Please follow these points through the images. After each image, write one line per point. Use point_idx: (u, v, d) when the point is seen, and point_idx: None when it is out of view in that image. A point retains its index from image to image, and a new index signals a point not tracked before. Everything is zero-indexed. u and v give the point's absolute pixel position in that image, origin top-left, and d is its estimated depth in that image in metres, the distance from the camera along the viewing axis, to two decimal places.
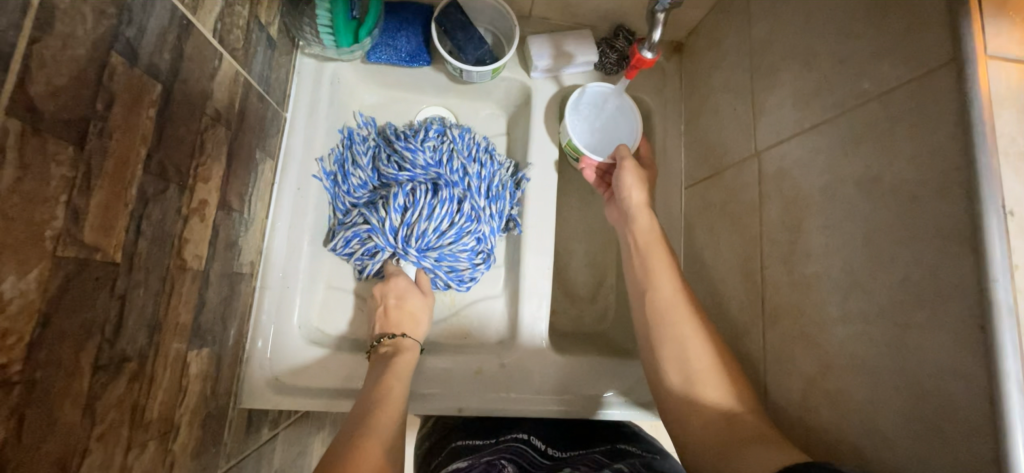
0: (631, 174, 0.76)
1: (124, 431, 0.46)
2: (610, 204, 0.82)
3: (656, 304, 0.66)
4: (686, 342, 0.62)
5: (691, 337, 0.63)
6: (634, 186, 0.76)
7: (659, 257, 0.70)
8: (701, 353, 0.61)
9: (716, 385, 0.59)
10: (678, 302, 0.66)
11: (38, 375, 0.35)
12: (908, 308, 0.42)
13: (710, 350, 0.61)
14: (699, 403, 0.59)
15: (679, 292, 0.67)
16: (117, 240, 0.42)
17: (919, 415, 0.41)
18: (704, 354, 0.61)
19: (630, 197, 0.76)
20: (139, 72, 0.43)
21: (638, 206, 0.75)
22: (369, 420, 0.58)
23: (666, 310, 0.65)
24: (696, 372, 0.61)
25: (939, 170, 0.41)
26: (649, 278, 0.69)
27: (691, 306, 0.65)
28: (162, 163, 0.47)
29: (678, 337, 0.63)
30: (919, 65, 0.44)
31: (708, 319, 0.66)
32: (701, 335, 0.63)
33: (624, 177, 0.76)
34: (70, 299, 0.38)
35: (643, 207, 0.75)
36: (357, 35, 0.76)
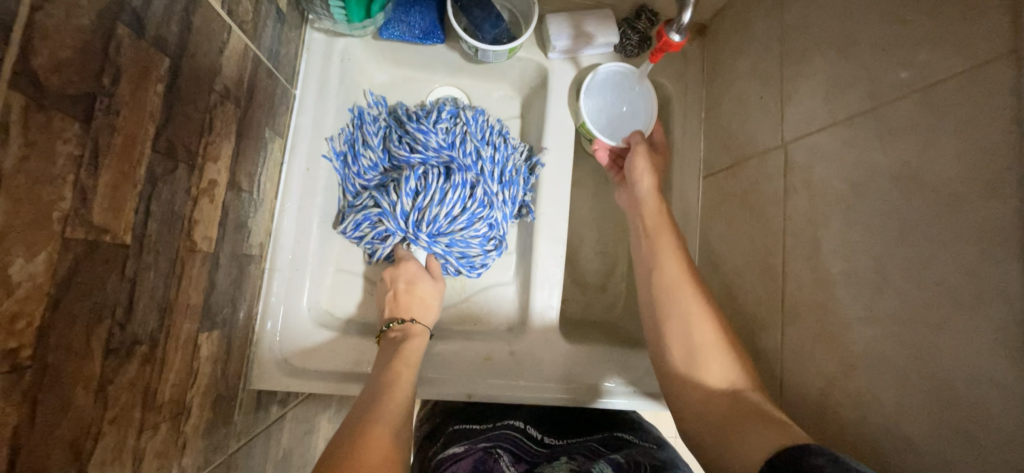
0: (643, 159, 0.74)
1: (137, 413, 0.45)
2: (620, 189, 0.79)
3: (665, 283, 0.65)
4: (690, 320, 0.61)
5: (697, 318, 0.61)
6: (645, 171, 0.74)
7: (668, 238, 0.69)
8: (706, 332, 0.60)
9: (716, 361, 0.58)
10: (684, 283, 0.64)
11: (49, 360, 0.35)
12: (946, 312, 0.41)
13: (713, 331, 0.60)
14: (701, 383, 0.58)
15: (687, 274, 0.65)
16: (126, 221, 0.41)
17: (950, 422, 0.40)
18: (707, 335, 0.60)
19: (641, 180, 0.74)
20: (146, 44, 0.41)
21: (647, 191, 0.73)
22: (378, 405, 0.58)
23: (676, 288, 0.64)
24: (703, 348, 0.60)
25: (989, 170, 0.39)
26: (656, 261, 0.67)
27: (698, 283, 0.64)
28: (171, 141, 0.46)
29: (681, 314, 0.62)
30: (973, 57, 0.42)
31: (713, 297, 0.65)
32: (708, 314, 0.62)
33: (636, 163, 0.74)
34: (80, 281, 0.37)
35: (652, 193, 0.73)
36: (369, 10, 0.72)
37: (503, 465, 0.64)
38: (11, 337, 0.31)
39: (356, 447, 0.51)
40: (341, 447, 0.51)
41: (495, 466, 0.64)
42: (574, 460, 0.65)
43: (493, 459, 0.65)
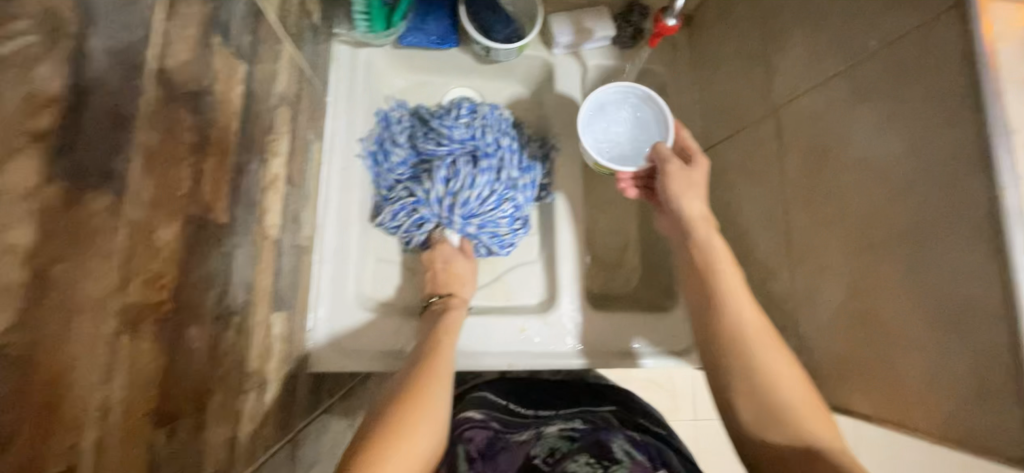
0: (675, 180, 0.72)
1: (230, 378, 0.51)
2: (661, 214, 0.77)
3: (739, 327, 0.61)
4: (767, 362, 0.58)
5: (778, 364, 0.58)
6: (693, 198, 0.72)
7: (732, 277, 0.65)
8: (788, 379, 0.57)
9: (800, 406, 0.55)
10: (760, 327, 0.61)
11: (175, 317, 0.41)
12: (927, 226, 0.48)
13: (796, 375, 0.58)
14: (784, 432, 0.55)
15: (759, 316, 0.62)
16: (222, 204, 0.47)
17: (943, 314, 0.47)
18: (789, 381, 0.57)
19: (688, 209, 0.71)
20: (230, 51, 0.47)
21: (700, 227, 0.70)
22: (415, 383, 0.64)
23: (749, 332, 0.60)
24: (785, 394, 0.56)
25: (949, 101, 0.47)
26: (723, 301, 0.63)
27: (762, 327, 0.61)
28: (247, 137, 0.52)
29: (757, 357, 0.59)
30: (926, 11, 0.50)
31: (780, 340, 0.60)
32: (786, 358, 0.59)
33: (671, 184, 0.72)
34: (196, 251, 0.43)
35: (703, 220, 0.70)
36: (390, 20, 0.81)
37: (511, 441, 0.80)
38: (154, 294, 0.38)
39: (398, 440, 0.57)
40: (389, 425, 0.58)
41: (503, 444, 0.79)
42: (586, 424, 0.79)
43: (502, 441, 0.80)
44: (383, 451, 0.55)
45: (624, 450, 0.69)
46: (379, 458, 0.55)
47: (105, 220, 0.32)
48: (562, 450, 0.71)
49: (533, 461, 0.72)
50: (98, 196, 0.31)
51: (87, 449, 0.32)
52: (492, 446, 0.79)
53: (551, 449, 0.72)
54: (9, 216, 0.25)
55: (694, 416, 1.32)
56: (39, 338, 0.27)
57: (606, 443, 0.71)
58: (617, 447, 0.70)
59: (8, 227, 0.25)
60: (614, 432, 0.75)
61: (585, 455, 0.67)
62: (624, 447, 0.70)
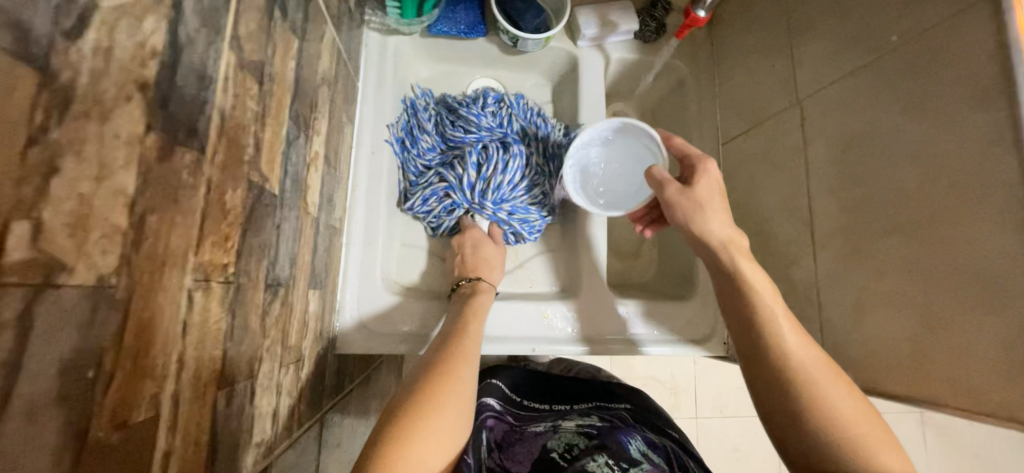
0: (682, 206, 0.68)
1: (278, 348, 0.52)
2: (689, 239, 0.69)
3: (804, 369, 0.53)
4: (836, 409, 0.51)
5: (845, 403, 0.51)
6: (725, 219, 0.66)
7: (784, 315, 0.57)
8: (860, 431, 0.50)
9: (879, 462, 0.48)
10: (826, 369, 0.53)
11: (239, 281, 0.41)
12: (958, 207, 0.50)
13: (872, 425, 0.50)
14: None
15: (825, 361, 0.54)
16: (276, 176, 0.48)
17: (974, 292, 0.48)
18: (863, 431, 0.50)
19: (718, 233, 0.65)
20: (286, 26, 0.49)
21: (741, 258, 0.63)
22: (448, 363, 0.64)
23: (815, 377, 0.52)
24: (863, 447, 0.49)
25: (982, 87, 0.48)
26: (778, 338, 0.55)
27: (816, 361, 0.53)
28: (296, 113, 0.53)
29: (824, 404, 0.51)
30: (958, 2, 0.52)
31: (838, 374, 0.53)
32: (860, 406, 0.51)
33: (678, 212, 0.68)
34: (255, 219, 0.44)
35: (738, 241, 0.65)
36: (421, 9, 0.81)
37: (528, 434, 0.80)
38: (225, 253, 0.38)
39: (433, 418, 0.57)
40: (420, 401, 0.58)
41: (520, 435, 0.79)
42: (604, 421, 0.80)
43: (520, 432, 0.80)
44: (416, 427, 0.55)
45: (640, 450, 0.70)
46: (415, 435, 0.55)
47: (189, 176, 0.32)
48: (580, 446, 0.72)
49: (551, 456, 0.72)
50: (185, 151, 0.32)
51: (166, 399, 0.32)
52: (509, 435, 0.79)
53: (568, 445, 0.73)
54: (121, 159, 0.26)
55: (695, 413, 1.34)
56: (135, 281, 0.28)
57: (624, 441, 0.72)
58: (634, 447, 0.70)
59: (119, 170, 0.26)
60: (631, 430, 0.76)
61: (603, 454, 0.67)
62: (642, 447, 0.71)
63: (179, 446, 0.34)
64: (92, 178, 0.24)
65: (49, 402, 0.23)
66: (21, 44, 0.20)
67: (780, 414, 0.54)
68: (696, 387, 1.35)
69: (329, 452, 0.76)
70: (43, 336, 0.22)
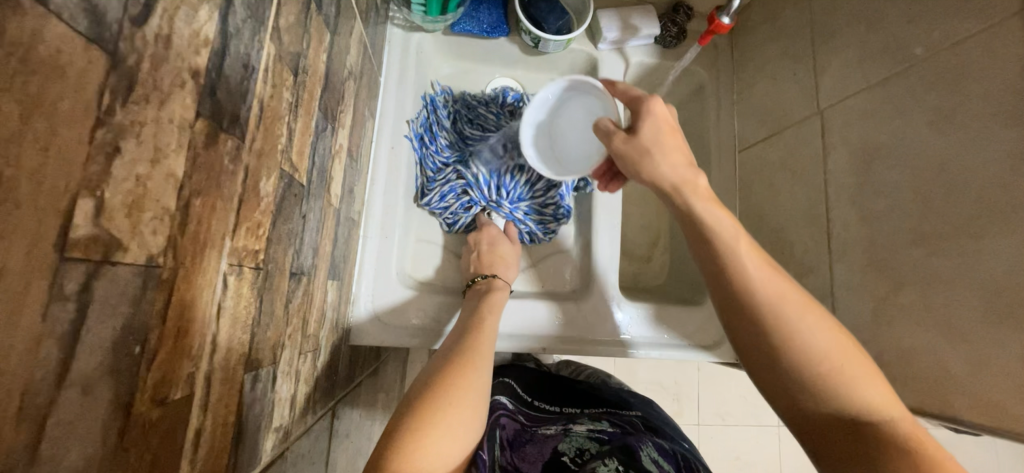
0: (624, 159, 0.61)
1: (298, 337, 0.52)
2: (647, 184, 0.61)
3: (776, 309, 0.51)
4: (810, 341, 0.50)
5: (814, 336, 0.50)
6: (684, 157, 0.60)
7: (750, 252, 0.54)
8: (834, 357, 0.49)
9: (855, 392, 0.48)
10: (796, 302, 0.51)
11: (268, 267, 0.42)
12: (983, 221, 0.50)
13: (848, 351, 0.50)
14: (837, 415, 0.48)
15: (795, 295, 0.52)
16: (305, 165, 0.49)
17: (997, 307, 0.48)
18: (836, 358, 0.49)
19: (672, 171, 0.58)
20: (320, 19, 0.49)
21: (701, 199, 0.57)
22: (464, 357, 0.65)
23: (787, 314, 0.51)
24: (842, 376, 0.48)
25: (1012, 103, 0.48)
26: (748, 282, 0.52)
27: (781, 298, 0.51)
28: (325, 104, 0.54)
29: (793, 341, 0.50)
30: (990, 17, 0.52)
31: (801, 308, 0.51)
32: (833, 333, 0.50)
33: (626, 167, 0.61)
34: (285, 207, 0.45)
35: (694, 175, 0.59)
36: (445, 7, 0.82)
37: (538, 436, 0.80)
38: (257, 240, 0.39)
39: (450, 411, 0.58)
40: (436, 395, 0.59)
41: (530, 436, 0.80)
42: (615, 426, 0.80)
43: (530, 433, 0.80)
44: (432, 418, 0.56)
45: (652, 457, 0.70)
46: (431, 426, 0.55)
47: (230, 162, 0.33)
48: (591, 451, 0.72)
49: (562, 459, 0.73)
50: (227, 137, 0.33)
51: (200, 379, 0.32)
52: (519, 436, 0.79)
53: (580, 450, 0.73)
54: (172, 143, 0.27)
55: (698, 419, 1.34)
56: (179, 262, 0.28)
57: (635, 448, 0.72)
58: (646, 454, 0.70)
59: (171, 153, 0.27)
60: (643, 437, 0.76)
61: (614, 460, 0.67)
62: (653, 455, 0.71)
63: (210, 426, 0.35)
64: (147, 160, 0.25)
65: (100, 376, 0.23)
66: (96, 28, 0.21)
67: (757, 354, 0.52)
68: (700, 394, 1.35)
69: (339, 442, 0.77)
70: (100, 311, 0.23)
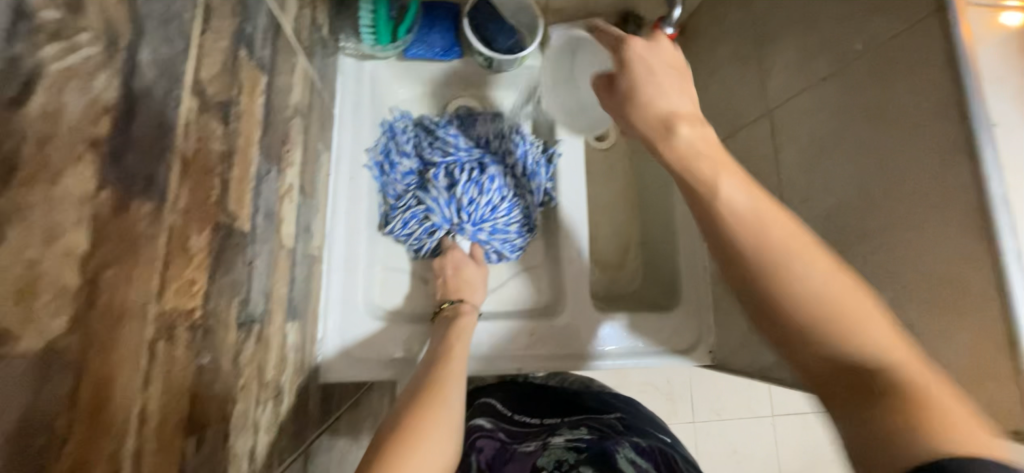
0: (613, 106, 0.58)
1: (254, 387, 0.51)
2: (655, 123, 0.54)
3: (767, 251, 0.44)
4: (803, 284, 0.42)
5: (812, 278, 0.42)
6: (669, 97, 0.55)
7: (737, 183, 0.48)
8: (832, 306, 0.41)
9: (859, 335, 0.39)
10: (757, 219, 0.45)
11: (208, 323, 0.41)
12: (920, 216, 0.51)
13: (823, 271, 0.42)
14: (847, 359, 0.39)
15: (756, 205, 0.46)
16: (246, 212, 0.48)
17: (942, 300, 0.49)
18: (833, 301, 0.41)
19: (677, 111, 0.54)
20: (252, 63, 0.49)
21: (681, 152, 0.51)
22: (430, 390, 0.64)
23: (751, 228, 0.45)
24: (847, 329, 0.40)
25: (934, 100, 0.50)
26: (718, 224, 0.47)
27: (757, 243, 0.44)
28: (266, 145, 0.53)
29: (788, 280, 0.42)
30: (908, 16, 0.53)
31: (776, 246, 0.44)
32: (829, 269, 0.42)
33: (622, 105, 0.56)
34: (224, 259, 0.44)
35: (694, 121, 0.53)
36: (393, 33, 0.83)
37: (519, 453, 0.81)
38: (191, 297, 0.38)
39: (418, 446, 0.56)
40: (404, 430, 0.58)
41: (512, 453, 0.81)
42: (593, 432, 0.79)
43: (510, 451, 0.81)
44: (401, 453, 0.55)
45: (628, 458, 0.72)
46: (399, 461, 0.54)
47: (147, 227, 0.32)
48: (570, 461, 0.72)
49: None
50: (141, 202, 0.32)
51: (128, 453, 0.31)
52: (501, 456, 0.81)
53: (559, 462, 0.73)
54: (71, 218, 0.26)
55: (692, 417, 1.34)
56: (91, 338, 0.28)
57: (611, 451, 0.73)
58: (622, 457, 0.72)
59: (70, 229, 0.26)
60: (619, 439, 0.76)
61: None
62: (630, 456, 0.73)
63: None
64: (39, 241, 0.24)
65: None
66: None
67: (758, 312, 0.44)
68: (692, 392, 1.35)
69: None
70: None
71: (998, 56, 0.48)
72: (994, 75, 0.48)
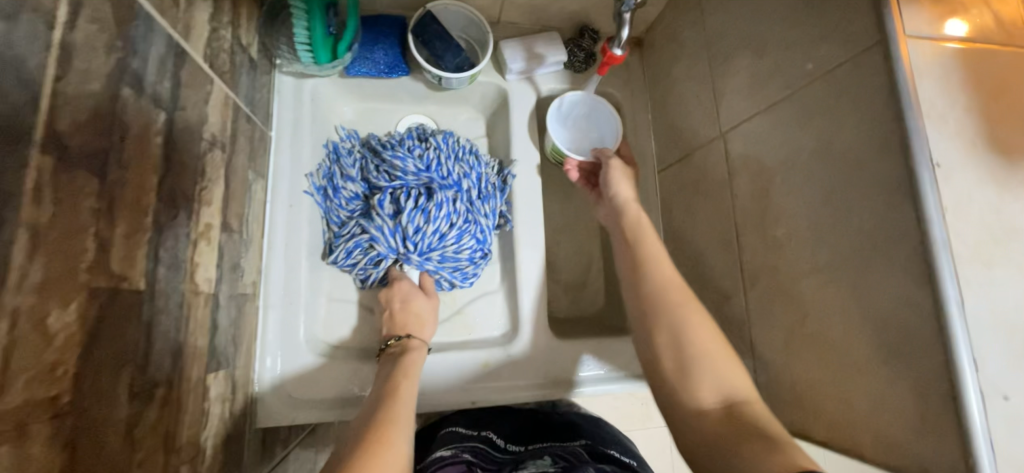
0: (616, 170, 0.76)
1: (160, 457, 0.46)
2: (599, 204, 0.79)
3: (663, 293, 0.59)
4: (690, 337, 0.55)
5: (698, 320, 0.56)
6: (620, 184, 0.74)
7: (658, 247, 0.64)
8: (723, 365, 0.53)
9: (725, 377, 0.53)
10: (669, 285, 0.59)
11: (84, 405, 0.36)
12: (865, 254, 0.50)
13: (696, 309, 0.57)
14: (741, 419, 0.49)
15: (675, 275, 0.61)
16: (140, 268, 0.43)
17: (884, 342, 0.48)
18: (706, 342, 0.55)
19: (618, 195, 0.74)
20: (145, 101, 0.44)
21: (638, 222, 0.69)
22: (375, 429, 0.59)
23: (660, 283, 0.60)
24: (710, 359, 0.54)
25: (878, 135, 0.48)
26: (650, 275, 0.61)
27: (672, 288, 0.59)
28: (171, 189, 0.48)
29: (681, 321, 0.56)
30: (854, 46, 0.51)
31: (682, 292, 0.59)
32: (713, 331, 0.56)
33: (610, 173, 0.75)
34: (107, 328, 0.39)
35: (632, 203, 0.72)
36: (334, 51, 0.78)
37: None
38: (54, 384, 0.33)
39: None
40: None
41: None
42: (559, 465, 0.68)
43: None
44: None
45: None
46: None
47: None
48: None
49: None
50: None
51: None
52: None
53: None
54: None
55: None
56: None
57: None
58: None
59: None
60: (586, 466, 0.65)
61: None
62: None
63: None
64: None
65: None
66: None
67: (657, 338, 0.57)
68: None
69: None
70: None
71: (938, 91, 0.47)
72: (937, 112, 0.46)
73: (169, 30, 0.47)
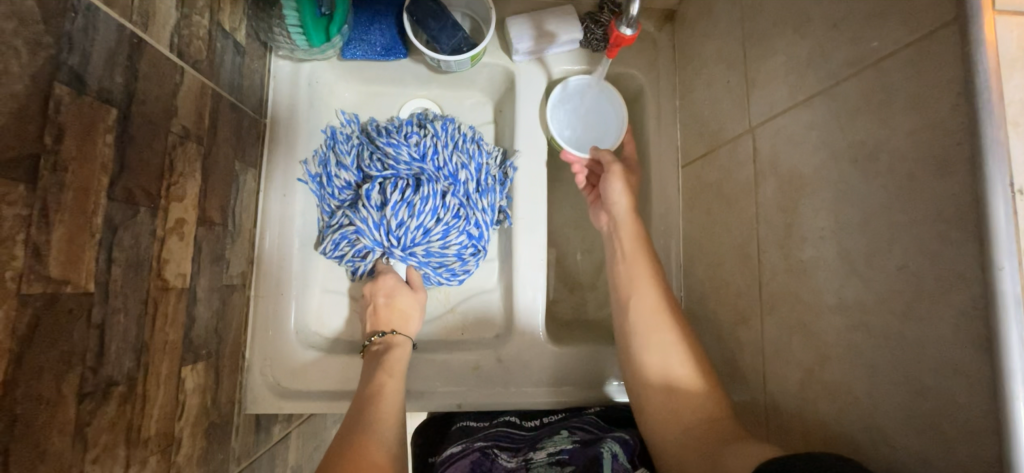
0: (619, 180, 0.73)
1: (121, 451, 0.48)
2: (596, 208, 0.77)
3: (651, 312, 0.63)
4: (671, 366, 0.60)
5: (676, 341, 0.61)
6: (620, 192, 0.72)
7: (652, 265, 0.67)
8: (694, 397, 0.57)
9: (697, 396, 0.57)
10: (660, 312, 0.63)
11: (18, 411, 0.37)
12: (908, 298, 0.39)
13: (679, 331, 0.62)
14: (712, 432, 0.53)
15: (667, 299, 0.65)
16: (88, 271, 0.43)
17: (922, 411, 0.38)
18: (683, 358, 0.60)
19: (618, 204, 0.72)
20: (89, 98, 0.42)
21: (636, 239, 0.69)
22: (353, 430, 0.57)
23: (650, 304, 0.64)
24: (687, 380, 0.58)
25: (939, 148, 0.37)
26: (639, 297, 0.65)
27: (668, 309, 0.63)
28: (129, 187, 0.47)
29: (662, 338, 0.61)
30: (918, 25, 0.39)
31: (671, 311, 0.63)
32: (694, 361, 0.59)
33: (611, 182, 0.73)
34: (43, 334, 0.38)
35: (630, 214, 0.71)
36: (328, 32, 0.73)
37: (500, 465, 0.62)
38: None
39: None
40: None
41: (493, 467, 0.62)
42: (577, 436, 0.63)
43: (490, 460, 0.63)
44: None
45: (612, 455, 0.57)
46: None
47: None
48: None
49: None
50: None
51: None
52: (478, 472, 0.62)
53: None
54: None
55: None
56: None
57: (595, 455, 0.57)
58: (606, 454, 0.57)
59: None
60: (604, 437, 0.60)
61: None
62: (613, 452, 0.57)
63: None
64: None
65: None
66: None
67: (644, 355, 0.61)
68: None
69: None
70: None
71: None
72: None
73: (120, 20, 0.46)
